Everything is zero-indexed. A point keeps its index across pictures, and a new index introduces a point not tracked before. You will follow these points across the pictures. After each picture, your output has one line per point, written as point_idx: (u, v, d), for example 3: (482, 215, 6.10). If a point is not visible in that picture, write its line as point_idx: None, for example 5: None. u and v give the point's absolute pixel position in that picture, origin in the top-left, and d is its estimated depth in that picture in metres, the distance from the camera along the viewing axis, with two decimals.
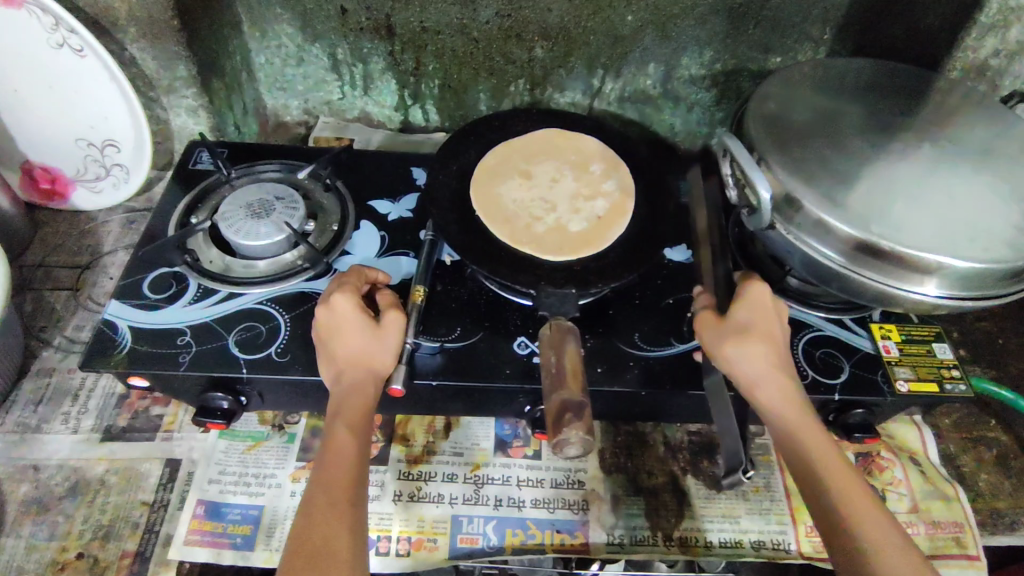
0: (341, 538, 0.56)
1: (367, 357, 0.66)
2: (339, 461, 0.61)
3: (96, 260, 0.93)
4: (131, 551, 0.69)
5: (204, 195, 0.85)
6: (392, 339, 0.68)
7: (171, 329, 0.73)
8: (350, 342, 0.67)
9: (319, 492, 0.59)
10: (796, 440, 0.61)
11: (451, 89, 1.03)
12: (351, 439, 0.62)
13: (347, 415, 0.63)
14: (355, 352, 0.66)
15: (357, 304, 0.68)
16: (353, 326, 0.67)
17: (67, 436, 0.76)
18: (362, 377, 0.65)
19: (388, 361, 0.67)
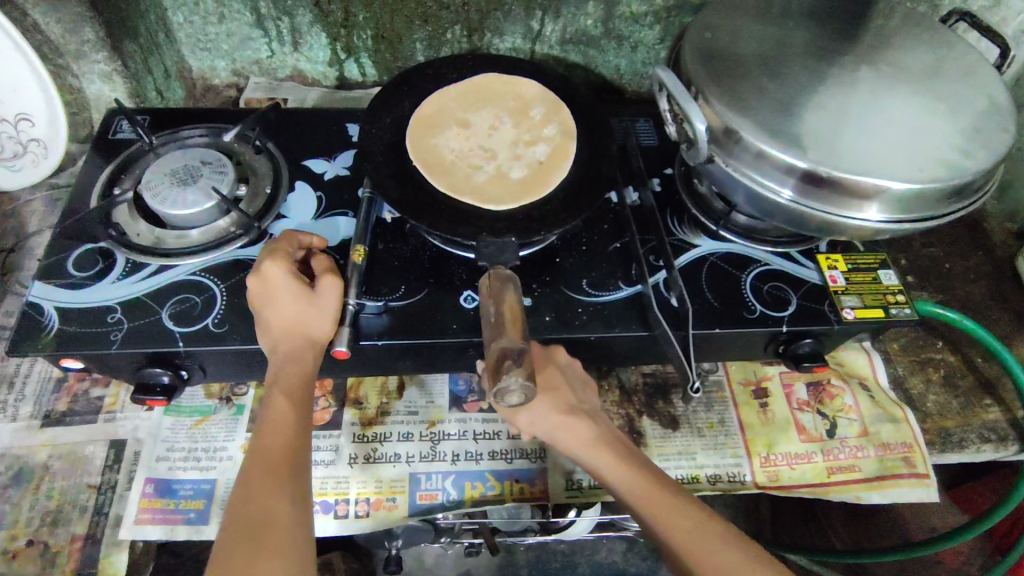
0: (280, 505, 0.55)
1: (296, 321, 0.64)
2: (275, 431, 0.60)
3: (21, 242, 0.88)
4: (82, 534, 0.67)
5: (128, 165, 0.81)
6: (329, 305, 0.66)
7: (102, 307, 0.70)
8: (284, 308, 0.64)
9: (258, 457, 0.58)
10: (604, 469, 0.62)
11: (385, 40, 0.98)
12: (284, 411, 0.61)
13: (281, 386, 0.62)
14: (290, 318, 0.64)
15: (290, 270, 0.66)
16: (286, 289, 0.65)
17: (6, 425, 0.73)
18: (298, 341, 0.64)
19: (327, 329, 0.65)
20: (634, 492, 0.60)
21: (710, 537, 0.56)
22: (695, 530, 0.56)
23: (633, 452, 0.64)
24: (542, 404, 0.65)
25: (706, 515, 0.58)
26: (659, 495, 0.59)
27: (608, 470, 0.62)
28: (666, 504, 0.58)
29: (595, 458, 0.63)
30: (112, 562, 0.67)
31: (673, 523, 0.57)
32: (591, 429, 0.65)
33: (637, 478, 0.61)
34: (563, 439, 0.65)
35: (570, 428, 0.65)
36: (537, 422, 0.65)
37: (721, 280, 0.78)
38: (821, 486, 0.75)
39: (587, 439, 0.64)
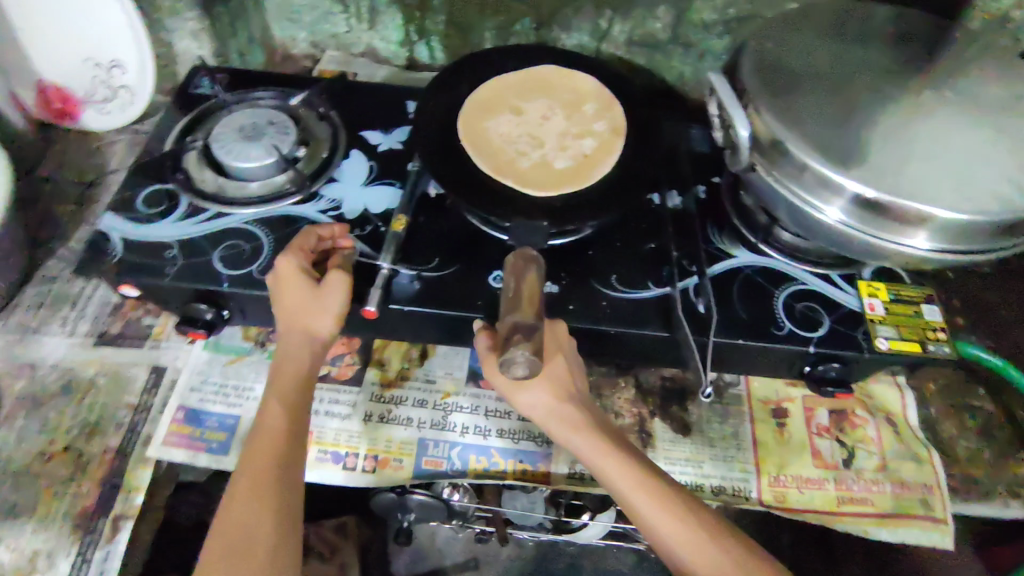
0: (264, 514, 0.56)
1: (303, 323, 0.67)
2: (261, 442, 0.61)
3: (101, 177, 0.94)
4: (114, 446, 0.72)
5: (203, 117, 0.87)
6: (334, 302, 0.67)
7: (161, 242, 0.75)
8: (292, 302, 0.67)
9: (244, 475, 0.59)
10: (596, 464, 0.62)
11: (456, 26, 1.02)
12: (276, 421, 0.63)
13: (278, 399, 0.65)
14: (296, 312, 0.67)
15: (301, 267, 0.68)
16: (295, 287, 0.67)
17: (63, 339, 0.79)
18: (304, 347, 0.67)
19: (328, 325, 0.67)
20: (624, 487, 0.59)
21: (700, 537, 0.56)
22: (686, 529, 0.57)
23: (622, 441, 0.64)
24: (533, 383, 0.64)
25: (697, 513, 0.58)
26: (652, 490, 0.59)
27: (598, 464, 0.61)
28: (660, 500, 0.58)
29: (585, 445, 0.63)
30: (137, 476, 0.71)
31: (668, 521, 0.57)
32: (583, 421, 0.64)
33: (629, 469, 0.60)
34: (552, 424, 0.64)
35: (563, 413, 0.64)
36: (528, 401, 0.65)
37: (753, 293, 0.78)
38: (830, 514, 0.73)
39: (581, 424, 0.64)
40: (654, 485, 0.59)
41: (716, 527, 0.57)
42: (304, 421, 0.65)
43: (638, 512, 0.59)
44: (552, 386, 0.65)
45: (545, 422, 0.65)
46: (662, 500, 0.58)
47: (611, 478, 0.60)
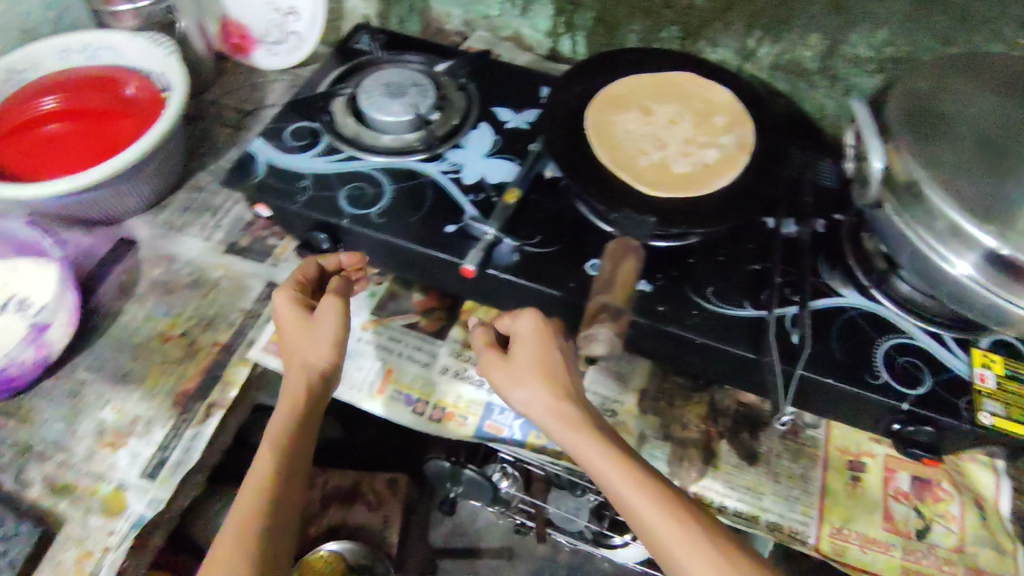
0: (250, 554, 0.55)
1: (297, 358, 0.69)
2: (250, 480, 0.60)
3: (258, 109, 1.04)
4: (222, 342, 0.80)
5: (356, 70, 0.95)
6: (326, 331, 0.69)
7: (297, 172, 0.83)
8: (288, 337, 0.70)
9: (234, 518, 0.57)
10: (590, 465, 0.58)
11: (604, 24, 1.04)
12: (268, 456, 0.61)
13: (271, 430, 0.63)
14: (291, 346, 0.70)
15: (297, 302, 0.72)
16: (291, 325, 0.71)
17: (200, 241, 0.88)
18: (301, 378, 0.67)
19: (321, 355, 0.69)
20: (620, 491, 0.56)
21: (696, 544, 0.52)
22: (683, 536, 0.53)
23: (619, 442, 0.61)
24: (528, 373, 0.64)
25: (697, 521, 0.54)
26: (649, 488, 0.56)
27: (590, 463, 0.58)
28: (658, 503, 0.55)
29: (577, 444, 0.60)
30: (235, 373, 0.78)
31: (663, 523, 0.54)
32: (579, 422, 0.61)
33: (624, 467, 0.57)
34: (547, 421, 0.62)
35: (558, 409, 0.62)
36: (521, 395, 0.64)
37: (852, 336, 0.74)
38: None
39: (574, 423, 0.61)
40: (650, 486, 0.56)
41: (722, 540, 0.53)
42: (303, 441, 0.64)
43: (633, 517, 0.55)
44: (546, 385, 0.63)
45: (541, 420, 0.63)
46: (657, 502, 0.55)
47: (605, 479, 0.57)
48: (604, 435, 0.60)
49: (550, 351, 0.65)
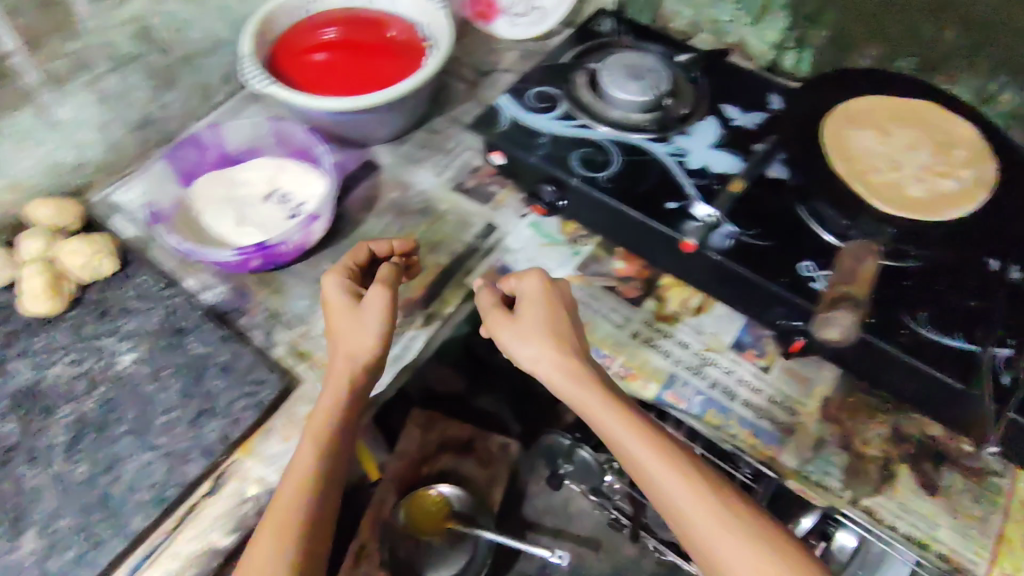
0: (286, 555, 0.62)
1: (341, 346, 0.73)
2: (293, 476, 0.66)
3: (492, 71, 1.13)
4: (444, 265, 0.89)
5: (596, 49, 1.01)
6: (377, 306, 0.73)
7: (536, 128, 0.90)
8: (342, 323, 0.74)
9: (274, 515, 0.64)
10: (610, 433, 0.68)
11: (837, 44, 1.06)
12: (310, 451, 0.67)
13: (313, 428, 0.69)
14: (341, 331, 0.74)
15: (347, 291, 0.76)
16: (340, 306, 0.75)
17: (433, 177, 0.99)
18: (343, 369, 0.72)
19: (374, 341, 0.73)
20: (630, 451, 0.67)
21: (705, 501, 0.64)
22: (695, 498, 0.64)
23: (630, 408, 0.71)
24: (535, 337, 0.74)
25: (705, 480, 0.66)
26: (663, 453, 0.66)
27: (609, 430, 0.68)
28: (672, 469, 0.65)
29: (592, 409, 0.70)
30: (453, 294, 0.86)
31: (678, 486, 0.65)
32: (601, 392, 0.71)
33: (639, 433, 0.68)
34: (552, 376, 0.72)
35: (567, 367, 0.72)
36: (524, 349, 0.74)
37: None
38: None
39: (591, 390, 0.71)
40: (664, 451, 0.67)
41: (722, 493, 0.65)
42: (342, 431, 0.70)
43: (648, 480, 0.66)
44: (558, 354, 0.73)
45: (548, 374, 0.72)
46: (671, 468, 0.65)
47: (615, 438, 0.68)
48: (608, 391, 0.71)
49: (555, 310, 0.76)
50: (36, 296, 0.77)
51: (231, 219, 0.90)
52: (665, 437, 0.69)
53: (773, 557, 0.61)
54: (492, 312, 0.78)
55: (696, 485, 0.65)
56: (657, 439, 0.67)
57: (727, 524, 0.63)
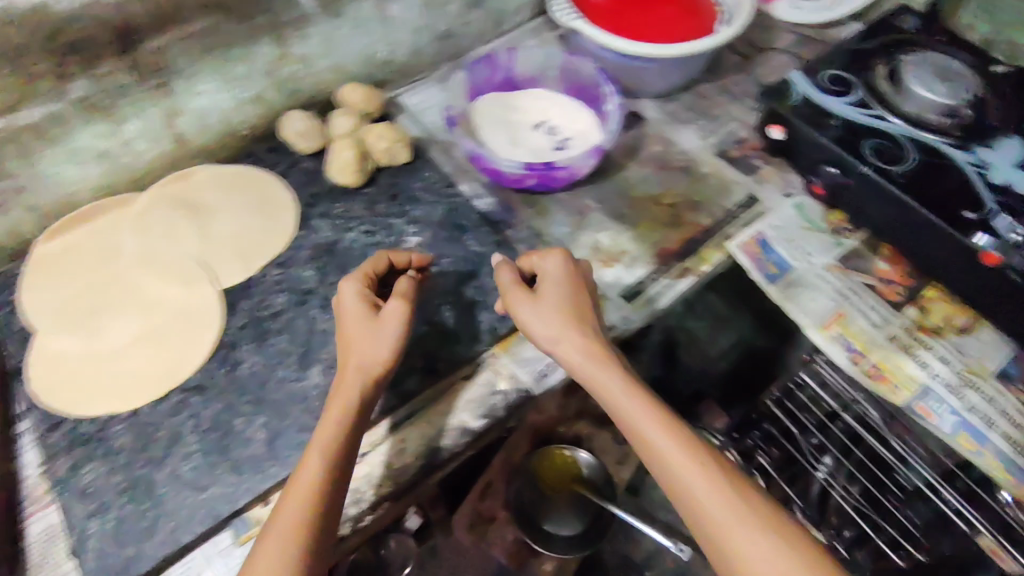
0: (302, 546, 0.55)
1: (351, 355, 0.65)
2: (299, 481, 0.58)
3: (767, 47, 1.10)
4: (703, 226, 0.91)
5: (898, 44, 0.97)
6: (389, 330, 0.66)
7: (827, 109, 0.88)
8: (353, 330, 0.67)
9: (280, 513, 0.57)
10: (632, 430, 0.63)
11: None
12: (317, 456, 0.59)
13: (323, 430, 0.61)
14: (351, 339, 0.66)
15: (363, 298, 0.69)
16: (352, 321, 0.68)
17: (698, 139, 0.99)
18: (357, 381, 0.64)
19: (385, 354, 0.65)
20: (645, 433, 0.62)
21: (735, 508, 0.58)
22: (725, 507, 0.58)
23: (652, 399, 0.65)
24: (559, 320, 0.68)
25: (736, 487, 0.59)
26: (687, 452, 0.61)
27: (630, 422, 0.63)
28: (702, 473, 0.59)
29: (613, 401, 0.64)
30: (711, 256, 0.88)
31: (705, 491, 0.59)
32: (621, 388, 0.65)
33: (665, 428, 0.62)
34: (572, 354, 0.67)
35: (587, 349, 0.67)
36: (544, 328, 0.68)
37: None
38: None
39: (613, 379, 0.65)
40: (690, 453, 0.61)
41: (735, 476, 0.60)
42: (360, 425, 0.63)
43: (672, 482, 0.60)
44: (575, 336, 0.67)
45: (566, 356, 0.67)
46: (697, 470, 0.60)
47: (632, 420, 0.63)
48: (616, 363, 0.66)
49: (576, 290, 0.71)
50: (344, 168, 0.85)
51: (505, 137, 0.94)
52: (688, 432, 0.63)
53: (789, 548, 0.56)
54: (517, 294, 0.71)
55: (727, 492, 0.59)
56: (679, 439, 0.61)
57: (761, 539, 0.56)
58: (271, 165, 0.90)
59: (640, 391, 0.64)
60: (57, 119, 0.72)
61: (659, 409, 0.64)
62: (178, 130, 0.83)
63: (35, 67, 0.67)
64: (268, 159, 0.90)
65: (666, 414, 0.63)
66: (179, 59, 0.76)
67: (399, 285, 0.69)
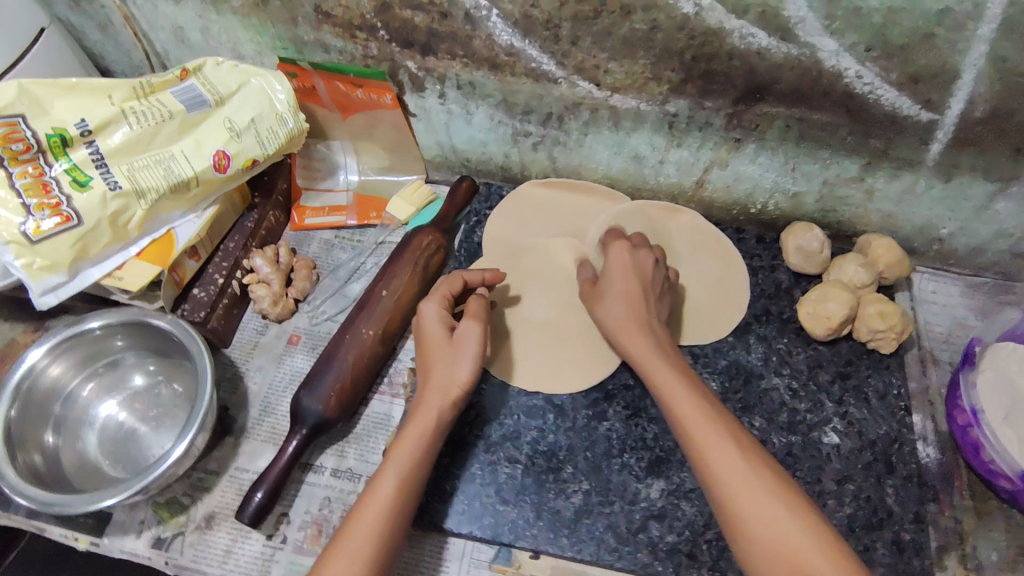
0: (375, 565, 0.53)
1: (432, 375, 0.63)
2: (377, 493, 0.56)
3: None
4: None
5: None
6: (465, 354, 0.63)
7: None
8: (428, 357, 0.64)
9: (355, 519, 0.55)
10: (671, 409, 0.59)
11: None
12: (392, 472, 0.58)
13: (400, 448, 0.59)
14: (427, 362, 0.64)
15: (437, 317, 0.66)
16: (429, 339, 0.65)
17: None
18: (435, 401, 0.62)
19: (464, 375, 0.62)
20: (683, 416, 0.58)
21: (770, 509, 0.51)
22: (762, 512, 0.51)
23: (693, 383, 0.61)
24: (618, 301, 0.67)
25: (772, 486, 0.53)
26: (720, 436, 0.56)
27: (671, 400, 0.60)
28: (732, 462, 0.54)
29: (659, 384, 0.61)
30: None
31: (738, 484, 0.53)
32: (663, 372, 0.62)
33: (697, 409, 0.58)
34: (633, 348, 0.65)
35: (633, 330, 0.66)
36: (613, 316, 0.67)
37: None
38: None
39: (656, 365, 0.63)
40: (723, 437, 0.56)
41: (790, 489, 0.53)
42: (436, 441, 0.61)
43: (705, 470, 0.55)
44: (625, 312, 0.67)
45: (624, 336, 0.66)
46: (733, 462, 0.54)
47: (672, 402, 0.60)
48: (660, 346, 0.65)
49: (638, 279, 0.68)
50: (818, 317, 0.74)
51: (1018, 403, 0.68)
52: (729, 420, 0.58)
53: (835, 565, 0.48)
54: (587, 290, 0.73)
55: (765, 495, 0.52)
56: (712, 427, 0.56)
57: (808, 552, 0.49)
58: (749, 253, 0.83)
59: (678, 377, 0.62)
60: (638, 116, 0.73)
61: (698, 394, 0.60)
62: (708, 178, 0.79)
63: (665, 74, 0.67)
64: (750, 248, 0.83)
65: (703, 400, 0.59)
66: (772, 131, 0.71)
67: (473, 304, 0.65)
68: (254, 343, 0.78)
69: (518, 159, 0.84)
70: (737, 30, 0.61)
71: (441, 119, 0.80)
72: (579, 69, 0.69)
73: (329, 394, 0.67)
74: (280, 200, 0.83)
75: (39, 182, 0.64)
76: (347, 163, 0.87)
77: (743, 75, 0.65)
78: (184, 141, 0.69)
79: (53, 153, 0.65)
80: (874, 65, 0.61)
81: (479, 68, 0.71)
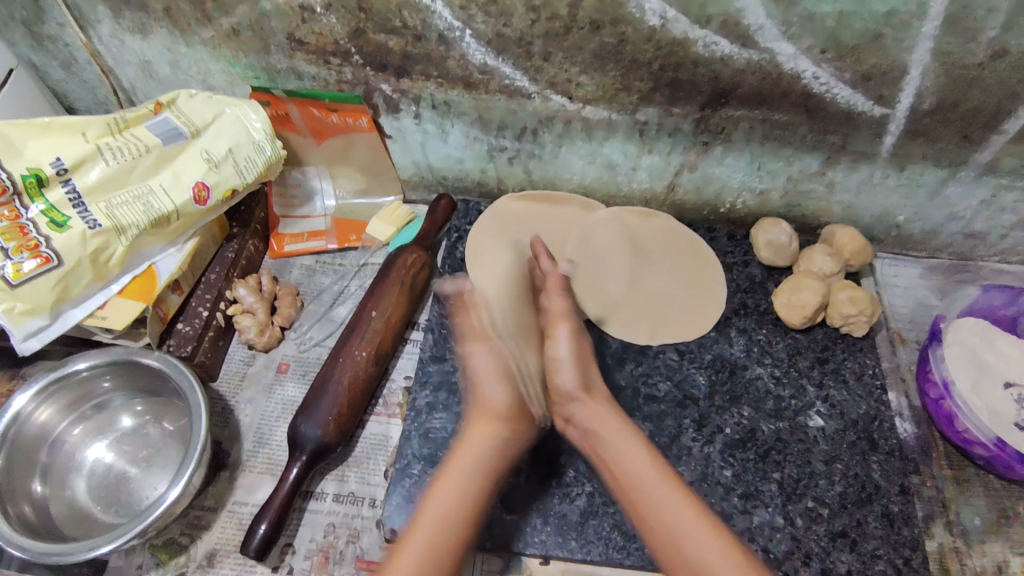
0: None
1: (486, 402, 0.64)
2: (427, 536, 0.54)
3: None
4: None
5: None
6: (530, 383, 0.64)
7: None
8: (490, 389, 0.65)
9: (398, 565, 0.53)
10: (620, 478, 0.60)
11: None
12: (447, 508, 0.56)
13: (452, 482, 0.58)
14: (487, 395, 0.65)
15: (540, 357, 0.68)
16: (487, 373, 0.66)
17: None
18: (499, 431, 0.62)
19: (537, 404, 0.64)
20: (633, 480, 0.59)
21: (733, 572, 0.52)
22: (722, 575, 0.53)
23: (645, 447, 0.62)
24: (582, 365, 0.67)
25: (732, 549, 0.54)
26: (679, 500, 0.57)
27: (617, 471, 0.60)
28: (692, 528, 0.55)
29: (605, 451, 0.62)
30: None
31: (700, 547, 0.54)
32: (614, 439, 0.62)
33: (650, 477, 0.59)
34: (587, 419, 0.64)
35: (593, 403, 0.65)
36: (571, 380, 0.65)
37: None
38: None
39: (604, 431, 0.63)
40: (682, 500, 0.57)
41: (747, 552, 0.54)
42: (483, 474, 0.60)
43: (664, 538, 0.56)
44: (588, 380, 0.66)
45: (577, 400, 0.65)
46: (695, 528, 0.55)
47: (621, 464, 0.60)
48: (607, 408, 0.65)
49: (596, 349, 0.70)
50: (795, 306, 0.77)
51: (975, 375, 0.74)
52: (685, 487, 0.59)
53: None
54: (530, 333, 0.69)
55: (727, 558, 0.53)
56: (670, 493, 0.58)
57: None
58: (722, 251, 0.86)
59: (628, 441, 0.62)
60: (610, 125, 0.75)
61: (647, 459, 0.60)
62: (678, 181, 0.82)
63: (635, 84, 0.70)
64: (722, 245, 0.87)
65: (653, 465, 0.60)
66: (738, 133, 0.74)
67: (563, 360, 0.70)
68: (242, 375, 0.77)
69: (494, 174, 0.85)
70: (701, 39, 0.64)
71: (417, 139, 0.81)
72: (552, 83, 0.71)
73: (328, 418, 0.67)
74: (257, 228, 0.83)
75: (15, 225, 0.64)
76: (323, 188, 0.87)
77: (709, 81, 0.68)
78: (161, 174, 0.69)
79: (29, 194, 0.64)
80: (829, 66, 0.66)
81: (454, 87, 0.73)
